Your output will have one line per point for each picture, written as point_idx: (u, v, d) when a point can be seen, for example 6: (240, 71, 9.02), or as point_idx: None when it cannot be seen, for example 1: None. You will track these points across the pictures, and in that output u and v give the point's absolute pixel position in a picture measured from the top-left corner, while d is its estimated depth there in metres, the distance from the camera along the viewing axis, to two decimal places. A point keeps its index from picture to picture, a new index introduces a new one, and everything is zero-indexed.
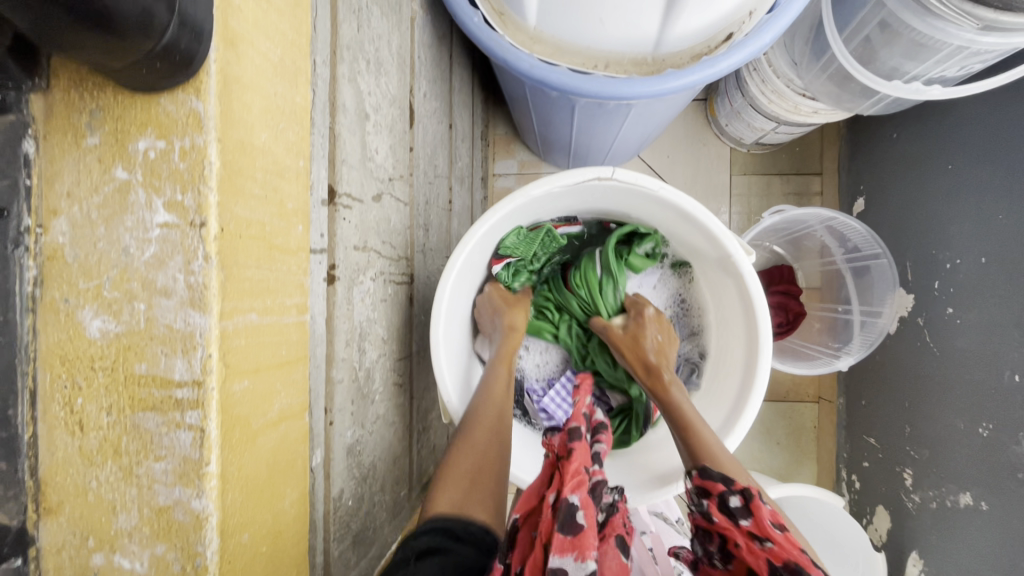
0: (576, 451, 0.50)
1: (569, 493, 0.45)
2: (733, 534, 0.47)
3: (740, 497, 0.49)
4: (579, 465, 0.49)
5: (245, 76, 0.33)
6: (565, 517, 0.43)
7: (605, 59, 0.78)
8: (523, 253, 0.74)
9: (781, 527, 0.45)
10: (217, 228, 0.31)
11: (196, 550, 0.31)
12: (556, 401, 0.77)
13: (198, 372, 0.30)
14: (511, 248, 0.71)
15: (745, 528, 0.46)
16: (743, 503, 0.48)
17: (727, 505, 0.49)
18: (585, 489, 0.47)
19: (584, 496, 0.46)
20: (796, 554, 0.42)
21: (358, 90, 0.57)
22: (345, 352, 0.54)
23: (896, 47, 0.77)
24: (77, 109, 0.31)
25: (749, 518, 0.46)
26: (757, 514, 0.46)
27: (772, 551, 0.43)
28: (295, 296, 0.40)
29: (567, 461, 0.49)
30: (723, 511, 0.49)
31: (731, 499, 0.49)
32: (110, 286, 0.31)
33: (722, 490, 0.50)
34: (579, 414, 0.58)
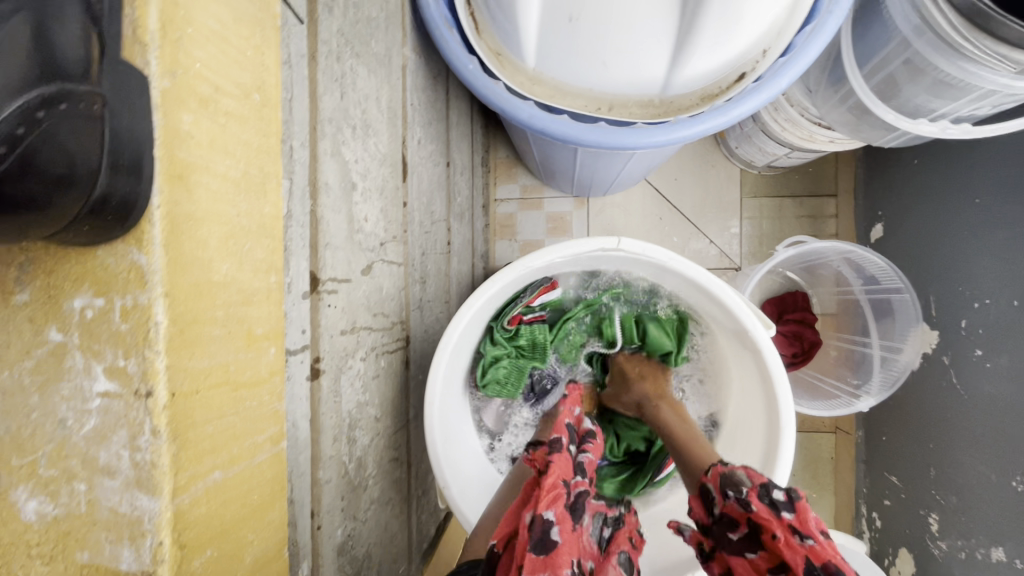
0: (555, 463, 0.56)
1: (546, 510, 0.49)
2: (771, 525, 0.47)
3: (785, 493, 0.48)
4: (555, 479, 0.53)
5: (200, 209, 0.29)
6: (542, 535, 0.47)
7: (609, 102, 0.73)
8: (506, 378, 0.72)
9: (825, 530, 0.45)
10: (167, 395, 0.27)
11: None
12: None
13: (148, 562, 0.27)
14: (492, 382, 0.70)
15: (785, 522, 0.46)
16: (789, 498, 0.47)
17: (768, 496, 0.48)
18: (561, 502, 0.51)
19: (559, 510, 0.50)
20: (837, 557, 0.43)
21: (343, 161, 0.53)
22: (333, 449, 0.51)
23: (921, 84, 0.72)
24: (4, 262, 0.27)
25: (793, 513, 0.46)
26: (802, 512, 0.46)
27: (812, 550, 0.44)
28: (268, 428, 0.36)
29: (545, 476, 0.53)
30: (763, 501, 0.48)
31: (773, 490, 0.49)
32: (46, 464, 0.27)
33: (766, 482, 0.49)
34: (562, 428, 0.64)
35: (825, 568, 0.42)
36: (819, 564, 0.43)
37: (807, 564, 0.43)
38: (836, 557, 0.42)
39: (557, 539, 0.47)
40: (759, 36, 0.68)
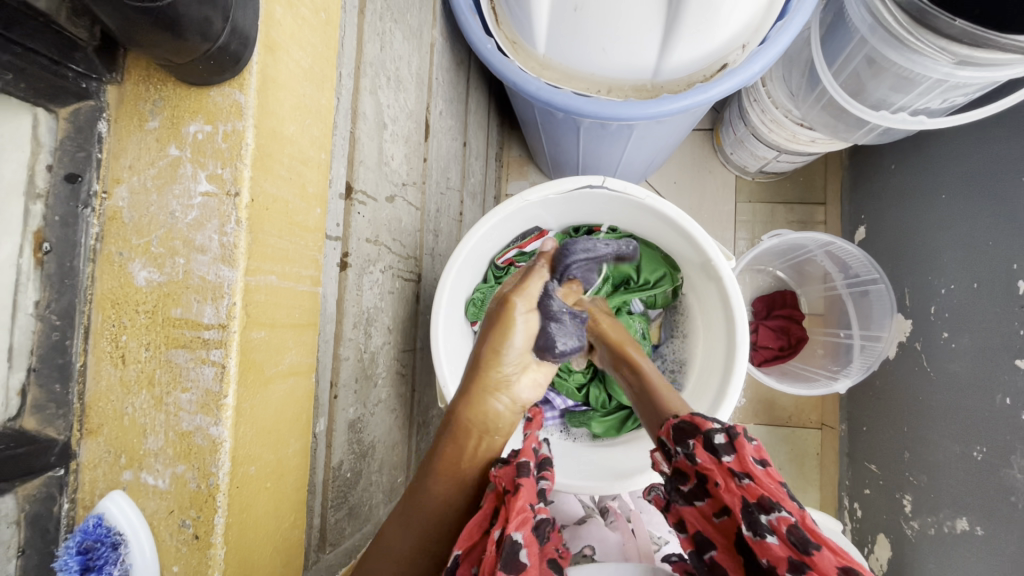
0: (524, 488, 0.51)
1: (514, 532, 0.48)
2: (713, 473, 0.50)
3: (725, 435, 0.50)
4: (524, 501, 0.50)
5: (280, 77, 0.40)
6: (508, 557, 0.47)
7: (607, 84, 0.85)
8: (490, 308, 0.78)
9: (762, 463, 0.48)
10: (249, 198, 0.37)
11: (211, 470, 0.35)
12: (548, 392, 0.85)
13: (224, 317, 0.36)
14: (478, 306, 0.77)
15: (727, 465, 0.49)
16: (727, 442, 0.49)
17: (711, 442, 0.50)
18: (529, 526, 0.50)
19: (527, 534, 0.49)
20: (771, 488, 0.46)
21: (377, 102, 0.64)
22: (353, 334, 0.59)
23: (883, 79, 0.82)
24: (144, 99, 0.37)
25: (732, 455, 0.49)
26: (740, 450, 0.49)
27: (748, 487, 0.47)
28: (310, 269, 0.45)
29: (513, 498, 0.50)
30: (708, 450, 0.51)
31: (715, 436, 0.50)
32: (158, 243, 0.37)
33: (710, 428, 0.51)
34: (528, 450, 0.61)
35: (759, 503, 0.46)
36: (751, 499, 0.46)
37: (744, 501, 0.47)
38: (768, 488, 0.46)
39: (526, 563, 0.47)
40: (738, 30, 0.79)
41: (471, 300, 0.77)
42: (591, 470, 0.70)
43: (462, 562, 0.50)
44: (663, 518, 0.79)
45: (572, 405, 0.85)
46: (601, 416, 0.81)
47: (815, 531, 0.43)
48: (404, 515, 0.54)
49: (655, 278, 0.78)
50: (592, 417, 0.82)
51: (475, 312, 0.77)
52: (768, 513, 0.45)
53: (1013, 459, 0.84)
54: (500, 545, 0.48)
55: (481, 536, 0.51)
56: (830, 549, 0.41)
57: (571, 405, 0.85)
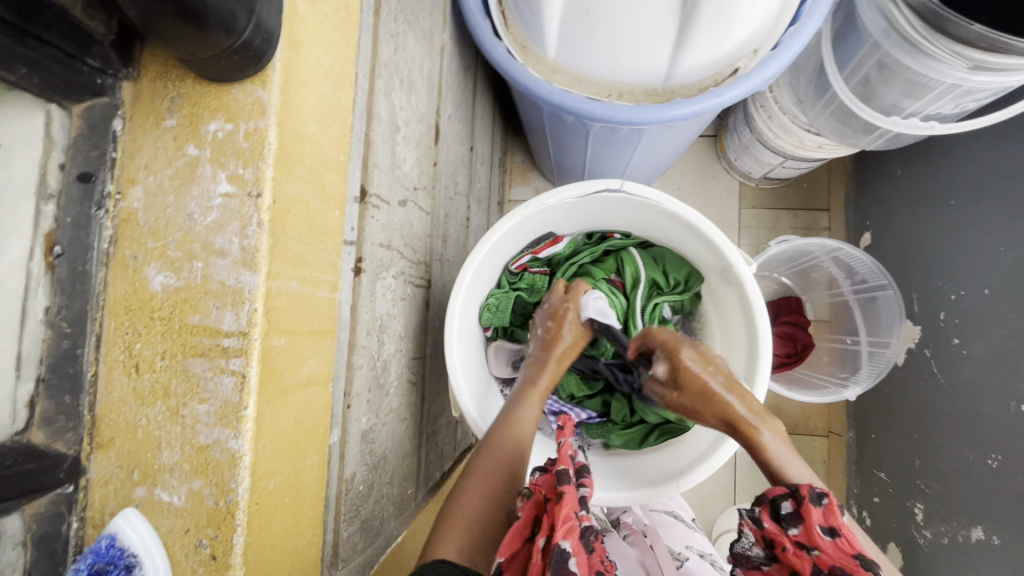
0: (567, 495, 0.50)
1: (562, 541, 0.46)
2: (780, 538, 0.49)
3: (792, 501, 0.49)
4: (569, 509, 0.48)
5: (303, 74, 0.38)
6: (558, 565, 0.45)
7: (618, 88, 0.84)
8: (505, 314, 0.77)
9: (831, 533, 0.47)
10: (271, 200, 0.35)
11: (230, 486, 0.33)
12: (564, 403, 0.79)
13: (245, 324, 0.34)
14: (493, 310, 0.75)
15: (793, 536, 0.49)
16: (795, 511, 0.48)
17: (778, 511, 0.50)
18: (577, 533, 0.47)
19: (576, 543, 0.46)
20: (842, 560, 0.46)
21: (391, 104, 0.62)
22: (366, 341, 0.58)
23: (895, 85, 0.82)
24: (160, 96, 0.36)
25: (799, 526, 0.48)
26: (807, 520, 0.48)
27: (818, 558, 0.47)
28: (328, 274, 0.43)
29: (558, 507, 0.49)
30: (773, 517, 0.50)
31: (782, 505, 0.49)
32: (175, 246, 0.35)
33: (776, 496, 0.50)
34: (565, 456, 0.57)
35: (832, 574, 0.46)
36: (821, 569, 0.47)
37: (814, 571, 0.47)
38: (838, 560, 0.46)
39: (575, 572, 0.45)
40: (751, 35, 0.79)
41: (486, 306, 0.75)
42: (622, 480, 0.68)
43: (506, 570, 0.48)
44: (679, 532, 0.77)
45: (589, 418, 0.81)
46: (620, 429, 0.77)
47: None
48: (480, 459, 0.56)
49: (680, 280, 0.76)
50: (611, 429, 0.78)
51: (490, 318, 0.76)
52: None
53: None
54: (546, 554, 0.47)
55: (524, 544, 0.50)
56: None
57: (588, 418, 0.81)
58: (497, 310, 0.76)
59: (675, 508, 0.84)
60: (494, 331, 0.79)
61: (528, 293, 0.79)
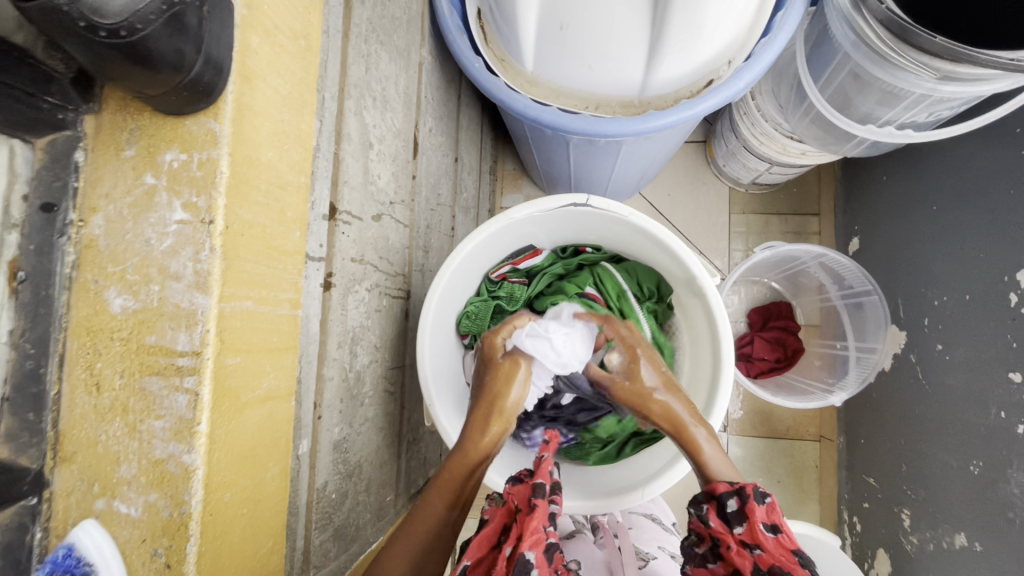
0: (537, 510, 0.52)
1: (527, 551, 0.48)
2: (725, 536, 0.51)
3: (737, 500, 0.51)
4: (537, 522, 0.51)
5: (257, 104, 0.40)
6: (518, 571, 0.47)
7: (596, 100, 0.85)
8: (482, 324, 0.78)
9: (773, 532, 0.48)
10: (223, 226, 0.37)
11: (183, 498, 0.35)
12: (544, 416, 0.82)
13: (198, 344, 0.36)
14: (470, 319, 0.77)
15: (737, 534, 0.50)
16: (738, 509, 0.50)
17: (723, 508, 0.52)
18: (542, 546, 0.49)
19: (540, 555, 0.49)
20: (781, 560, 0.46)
21: (363, 122, 0.64)
22: (337, 353, 0.60)
23: (869, 95, 0.83)
24: (120, 128, 0.38)
25: (742, 525, 0.50)
26: (750, 519, 0.49)
27: (760, 557, 0.48)
28: (288, 292, 0.45)
29: (528, 519, 0.51)
30: (720, 515, 0.52)
31: (728, 502, 0.52)
32: (133, 270, 0.37)
33: (721, 492, 0.53)
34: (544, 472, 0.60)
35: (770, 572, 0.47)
36: (762, 566, 0.48)
37: (756, 569, 0.48)
38: (778, 559, 0.47)
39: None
40: (724, 46, 0.80)
41: (464, 315, 0.77)
42: (588, 490, 0.69)
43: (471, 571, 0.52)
44: (652, 534, 0.77)
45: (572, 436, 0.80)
46: (598, 447, 0.78)
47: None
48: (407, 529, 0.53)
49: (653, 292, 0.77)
50: (589, 450, 0.79)
51: (468, 326, 0.77)
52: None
53: (1009, 473, 0.83)
54: (510, 561, 0.49)
55: (489, 550, 0.54)
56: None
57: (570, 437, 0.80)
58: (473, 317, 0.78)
59: (654, 511, 0.83)
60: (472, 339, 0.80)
61: (507, 302, 0.79)
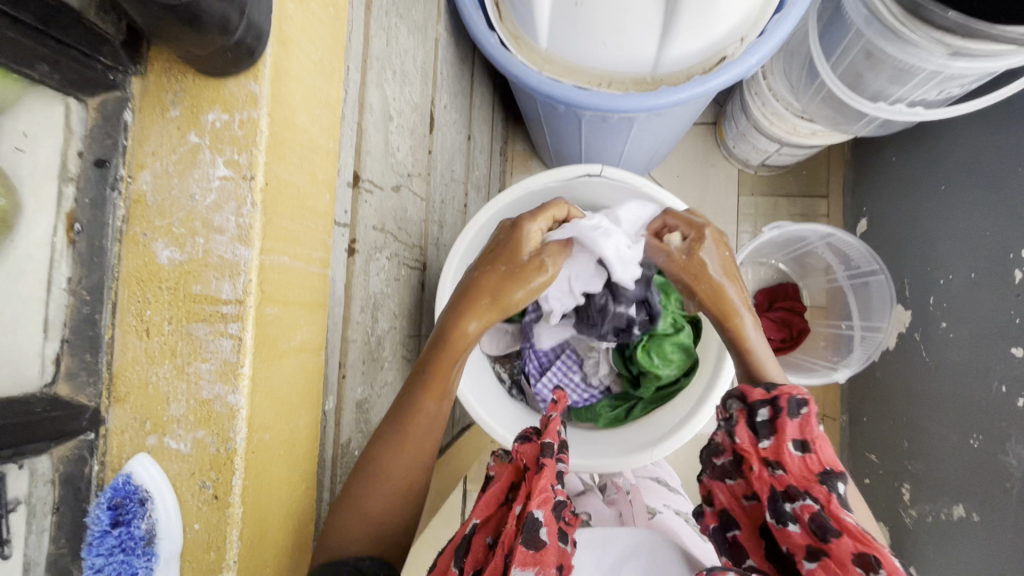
0: (546, 469, 0.54)
1: (536, 509, 0.51)
2: (749, 455, 0.54)
3: (769, 412, 0.53)
4: (546, 481, 0.53)
5: (292, 69, 0.42)
6: (528, 528, 0.50)
7: (608, 78, 0.86)
8: None
9: (801, 450, 0.50)
10: (263, 182, 0.39)
11: (229, 435, 0.38)
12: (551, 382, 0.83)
13: (241, 293, 0.38)
14: None
15: (763, 449, 0.52)
16: (769, 425, 0.52)
17: (754, 418, 0.54)
18: (550, 505, 0.52)
19: (547, 513, 0.52)
20: (804, 481, 0.49)
21: (384, 94, 0.66)
22: (360, 317, 0.62)
23: (881, 72, 0.84)
24: (166, 89, 0.40)
25: (769, 442, 0.52)
26: (780, 435, 0.51)
27: (779, 478, 0.51)
28: (319, 252, 0.48)
29: (537, 477, 0.53)
30: (748, 430, 0.54)
31: (760, 411, 0.54)
32: (179, 224, 0.39)
33: (755, 401, 0.54)
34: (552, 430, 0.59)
35: (788, 491, 0.50)
36: (780, 489, 0.51)
37: (773, 490, 0.52)
38: (798, 479, 0.50)
39: (546, 541, 0.50)
40: (738, 22, 0.81)
41: None
42: (595, 449, 0.72)
43: (479, 529, 0.55)
44: (660, 493, 0.80)
45: (589, 398, 0.85)
46: (608, 410, 0.82)
47: (845, 525, 0.46)
48: (396, 439, 0.56)
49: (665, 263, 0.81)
50: (600, 412, 0.82)
51: None
52: (794, 501, 0.49)
53: (1008, 446, 0.85)
54: (520, 520, 0.52)
55: (498, 507, 0.57)
56: (853, 540, 0.45)
57: (587, 398, 0.85)
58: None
59: (661, 474, 0.86)
60: None
61: None
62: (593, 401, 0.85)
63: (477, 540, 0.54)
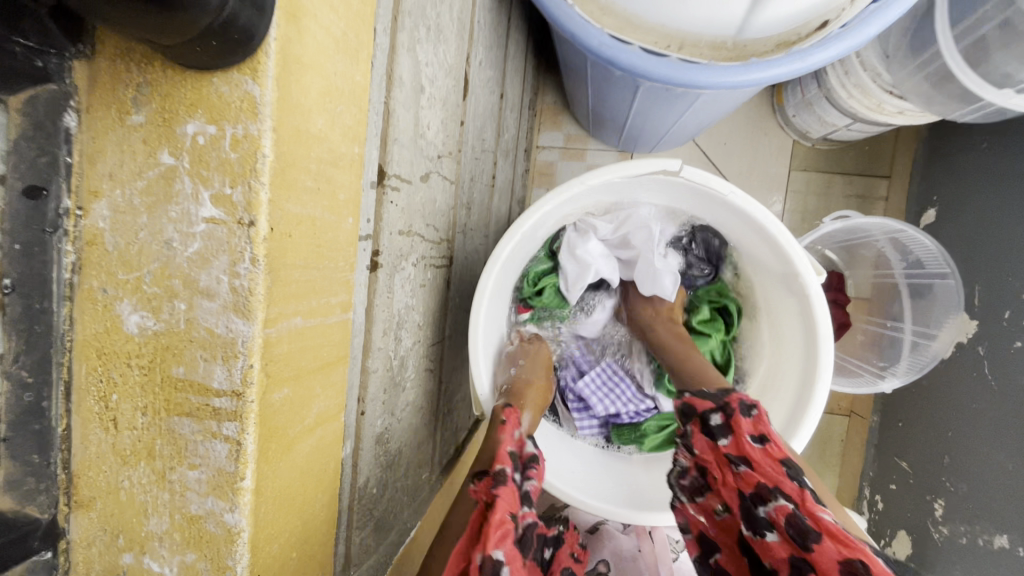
0: (501, 500, 0.47)
1: (496, 551, 0.44)
2: (712, 459, 0.52)
3: (721, 414, 0.52)
4: (502, 514, 0.46)
5: (306, 54, 0.29)
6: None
7: (681, 39, 0.63)
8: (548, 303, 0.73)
9: (759, 440, 0.49)
10: (267, 228, 0.28)
11: (227, 563, 0.29)
12: (593, 386, 0.75)
13: (238, 382, 0.28)
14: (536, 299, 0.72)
15: (723, 447, 0.51)
16: (722, 422, 0.51)
17: (708, 424, 0.53)
18: (510, 540, 0.45)
19: (508, 551, 0.45)
20: (768, 472, 0.47)
21: (416, 60, 0.52)
22: (382, 342, 0.52)
23: (1016, 49, 0.69)
24: (122, 81, 0.27)
25: (729, 439, 0.51)
26: (737, 430, 0.50)
27: (744, 475, 0.49)
28: (340, 294, 0.37)
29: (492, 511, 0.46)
30: (706, 434, 0.53)
31: (713, 417, 0.53)
32: (151, 281, 0.28)
33: (706, 410, 0.54)
34: (504, 452, 0.53)
35: (756, 489, 0.48)
36: (746, 488, 0.49)
37: (741, 491, 0.49)
38: (764, 472, 0.47)
39: None
40: None
41: (527, 278, 0.71)
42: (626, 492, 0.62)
43: None
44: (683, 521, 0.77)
45: (639, 413, 0.74)
46: (655, 429, 0.72)
47: (823, 525, 0.42)
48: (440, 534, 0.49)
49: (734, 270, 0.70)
50: (646, 431, 0.72)
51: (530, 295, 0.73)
52: (767, 504, 0.46)
53: None
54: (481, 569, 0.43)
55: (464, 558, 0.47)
56: (834, 542, 0.41)
57: (636, 413, 0.74)
58: (541, 291, 0.72)
59: None
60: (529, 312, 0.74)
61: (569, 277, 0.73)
62: (642, 417, 0.74)
63: None
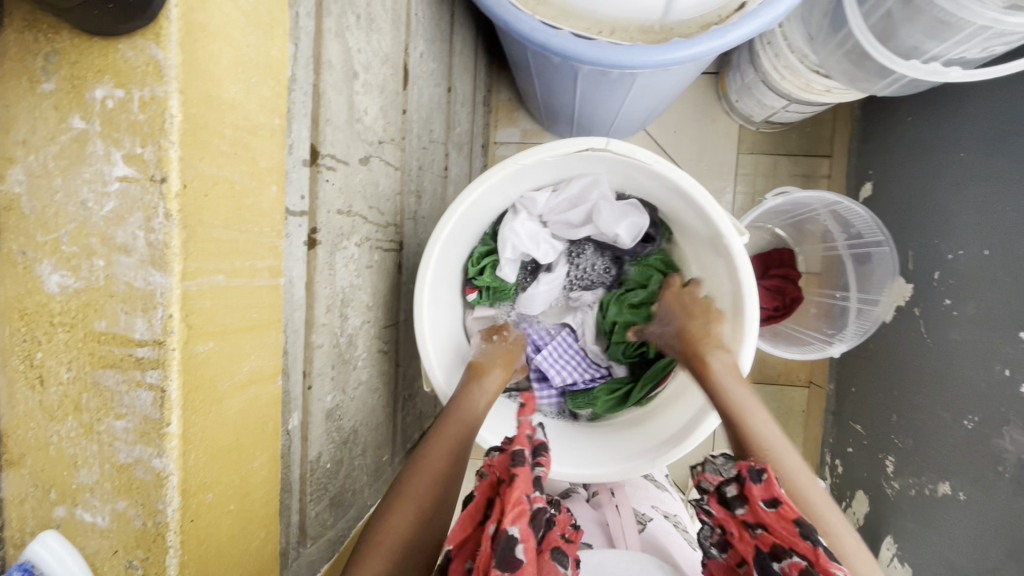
0: (519, 477, 0.48)
1: (510, 527, 0.43)
2: (728, 523, 0.50)
3: (735, 485, 0.49)
4: (520, 492, 0.46)
5: (212, 23, 0.31)
6: (503, 554, 0.42)
7: (611, 25, 0.66)
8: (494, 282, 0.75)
9: (772, 505, 0.46)
10: (179, 184, 0.29)
11: (158, 507, 0.31)
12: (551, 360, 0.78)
13: (159, 331, 0.30)
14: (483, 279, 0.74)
15: (740, 517, 0.48)
16: (737, 493, 0.49)
17: (723, 495, 0.50)
18: (526, 518, 0.45)
19: (524, 527, 0.44)
20: (784, 537, 0.45)
21: (346, 46, 0.54)
22: (326, 318, 0.53)
23: (918, 23, 0.74)
24: (32, 52, 0.29)
25: (743, 507, 0.48)
26: (750, 497, 0.48)
27: (760, 538, 0.47)
28: (268, 259, 0.38)
29: (510, 489, 0.46)
30: (721, 503, 0.50)
31: (727, 488, 0.50)
32: (69, 241, 0.30)
33: (720, 481, 0.51)
34: (522, 436, 0.56)
35: (772, 551, 0.45)
36: (764, 548, 0.46)
37: (757, 549, 0.47)
38: (779, 535, 0.45)
39: (522, 560, 0.42)
40: None
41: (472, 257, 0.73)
42: (585, 456, 0.64)
43: (456, 557, 0.47)
44: (646, 491, 0.79)
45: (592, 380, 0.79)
46: (605, 393, 0.75)
47: None
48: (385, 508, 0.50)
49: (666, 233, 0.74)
50: (597, 395, 0.76)
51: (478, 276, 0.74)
52: (780, 560, 0.45)
53: (1007, 430, 0.77)
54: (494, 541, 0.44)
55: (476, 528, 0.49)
56: None
57: (590, 381, 0.79)
58: (484, 271, 0.74)
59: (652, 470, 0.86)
60: (478, 294, 0.75)
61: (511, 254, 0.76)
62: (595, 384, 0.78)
63: (456, 568, 0.47)
